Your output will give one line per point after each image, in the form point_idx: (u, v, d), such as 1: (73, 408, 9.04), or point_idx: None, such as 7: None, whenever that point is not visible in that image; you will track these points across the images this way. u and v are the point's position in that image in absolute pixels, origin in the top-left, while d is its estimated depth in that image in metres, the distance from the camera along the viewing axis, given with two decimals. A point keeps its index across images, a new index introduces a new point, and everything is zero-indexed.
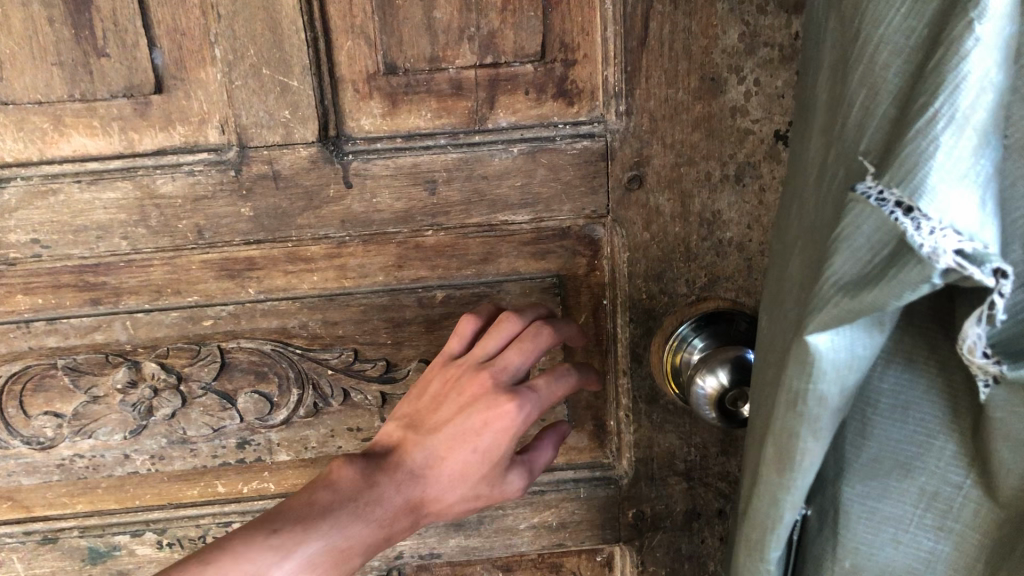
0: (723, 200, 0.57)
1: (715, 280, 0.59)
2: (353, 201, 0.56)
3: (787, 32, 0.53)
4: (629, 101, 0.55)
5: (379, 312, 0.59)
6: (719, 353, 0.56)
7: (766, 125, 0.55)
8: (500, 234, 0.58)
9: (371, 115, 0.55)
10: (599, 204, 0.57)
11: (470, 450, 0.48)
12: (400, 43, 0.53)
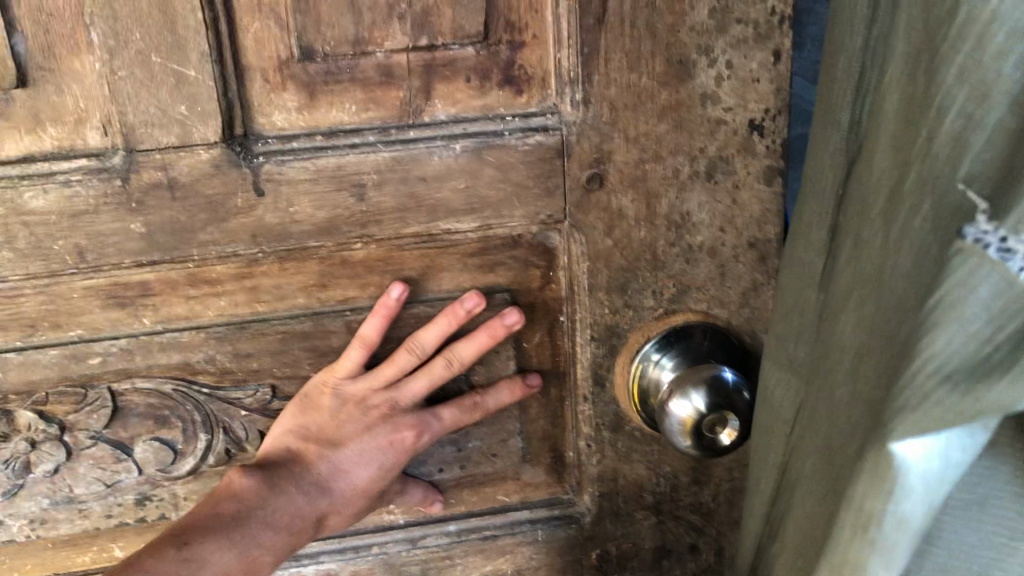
0: (693, 199, 0.50)
1: (685, 291, 0.52)
2: (265, 212, 0.47)
3: (763, 6, 0.46)
4: (586, 88, 0.48)
5: (300, 340, 0.51)
6: (694, 372, 0.50)
7: (740, 114, 0.48)
8: (441, 245, 0.50)
9: (285, 109, 0.46)
10: (555, 207, 0.50)
11: (373, 466, 0.51)
12: (316, 22, 0.45)
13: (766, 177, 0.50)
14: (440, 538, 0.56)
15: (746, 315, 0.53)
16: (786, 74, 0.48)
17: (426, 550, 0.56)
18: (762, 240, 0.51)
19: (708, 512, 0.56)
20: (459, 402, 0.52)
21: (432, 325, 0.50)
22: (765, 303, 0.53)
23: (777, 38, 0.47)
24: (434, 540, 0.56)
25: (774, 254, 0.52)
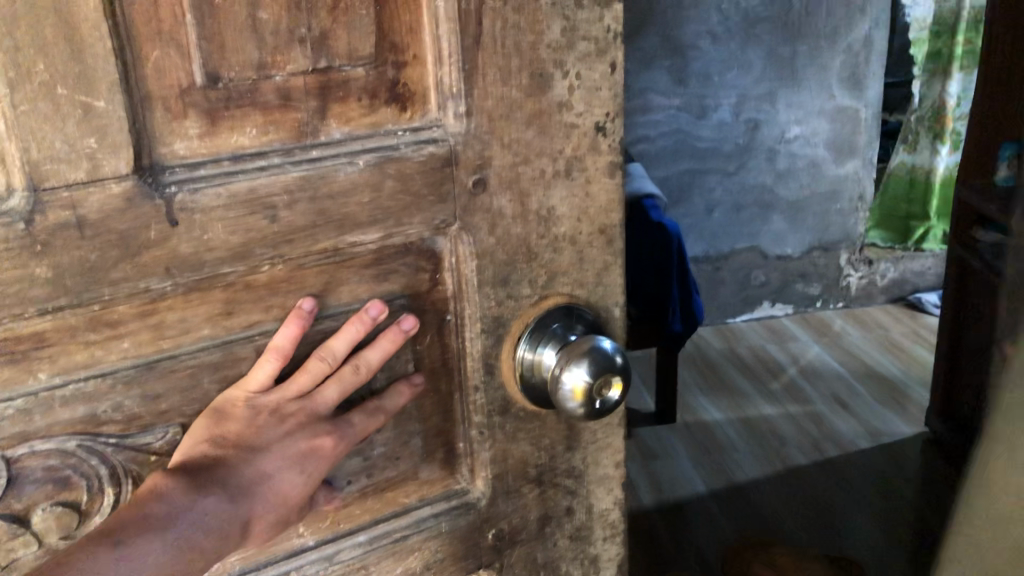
0: (556, 194, 0.55)
1: (553, 276, 0.57)
2: (179, 241, 0.46)
3: (601, 24, 0.52)
4: (468, 101, 0.50)
5: (212, 371, 0.50)
6: (577, 347, 0.53)
7: (588, 118, 0.54)
8: (341, 260, 0.51)
9: (187, 137, 0.45)
10: (447, 212, 0.52)
11: (297, 473, 0.51)
12: (221, 49, 0.44)
13: (610, 171, 0.56)
14: (353, 549, 0.57)
15: (600, 290, 0.59)
16: (621, 81, 0.54)
17: (340, 564, 0.58)
18: (609, 226, 0.58)
19: (579, 475, 0.63)
20: (364, 406, 0.54)
21: (342, 334, 0.51)
22: (613, 280, 0.60)
23: (613, 52, 0.53)
24: (348, 552, 0.57)
25: (618, 237, 0.59)
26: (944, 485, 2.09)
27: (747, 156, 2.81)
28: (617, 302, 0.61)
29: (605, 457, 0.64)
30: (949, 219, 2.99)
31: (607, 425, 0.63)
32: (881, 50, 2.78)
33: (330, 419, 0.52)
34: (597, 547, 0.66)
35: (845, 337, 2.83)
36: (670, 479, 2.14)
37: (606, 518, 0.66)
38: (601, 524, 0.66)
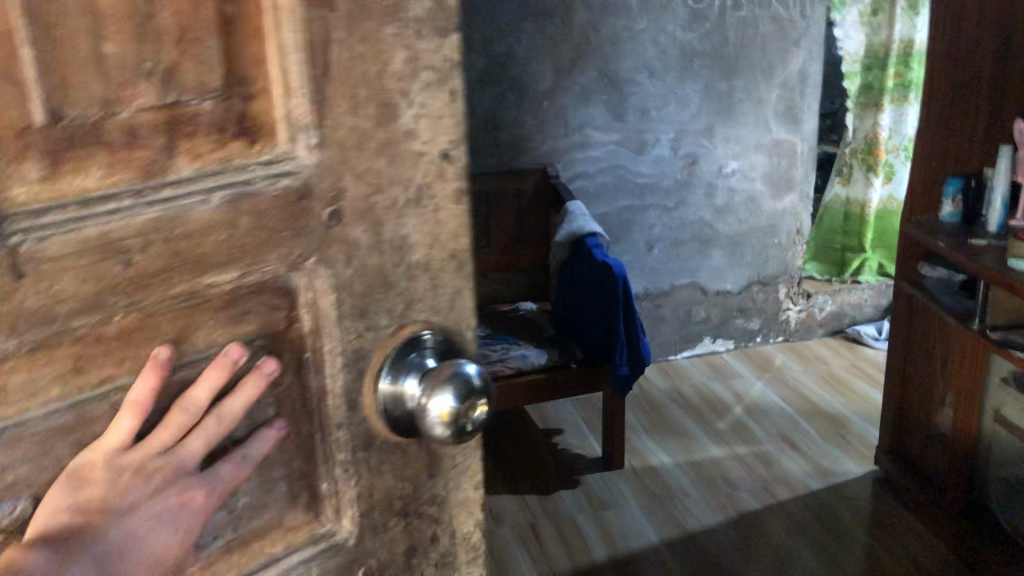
0: (407, 222, 0.54)
1: (409, 304, 0.55)
2: (26, 294, 0.41)
3: (442, 54, 0.52)
4: (319, 133, 0.48)
5: (63, 435, 0.46)
6: (440, 373, 0.51)
7: (434, 145, 0.53)
8: (198, 303, 0.48)
9: (26, 181, 0.41)
10: (304, 247, 0.49)
11: (168, 530, 0.49)
12: (61, 84, 0.41)
13: (456, 198, 0.56)
14: None
15: (453, 315, 0.58)
16: (462, 109, 0.54)
17: None
18: (458, 251, 0.57)
19: (442, 501, 0.62)
20: (230, 457, 0.51)
21: (203, 380, 0.48)
22: (464, 306, 0.59)
23: (454, 80, 0.53)
24: None
25: (468, 262, 0.58)
26: (895, 525, 2.10)
27: (686, 191, 2.87)
28: (469, 326, 0.60)
29: (465, 481, 0.63)
30: (883, 248, 3.21)
31: (465, 449, 0.62)
32: (817, 82, 2.92)
33: (195, 471, 0.50)
34: (463, 573, 0.65)
35: (785, 373, 2.88)
36: (621, 530, 2.10)
37: (469, 541, 0.65)
38: (464, 548, 0.65)
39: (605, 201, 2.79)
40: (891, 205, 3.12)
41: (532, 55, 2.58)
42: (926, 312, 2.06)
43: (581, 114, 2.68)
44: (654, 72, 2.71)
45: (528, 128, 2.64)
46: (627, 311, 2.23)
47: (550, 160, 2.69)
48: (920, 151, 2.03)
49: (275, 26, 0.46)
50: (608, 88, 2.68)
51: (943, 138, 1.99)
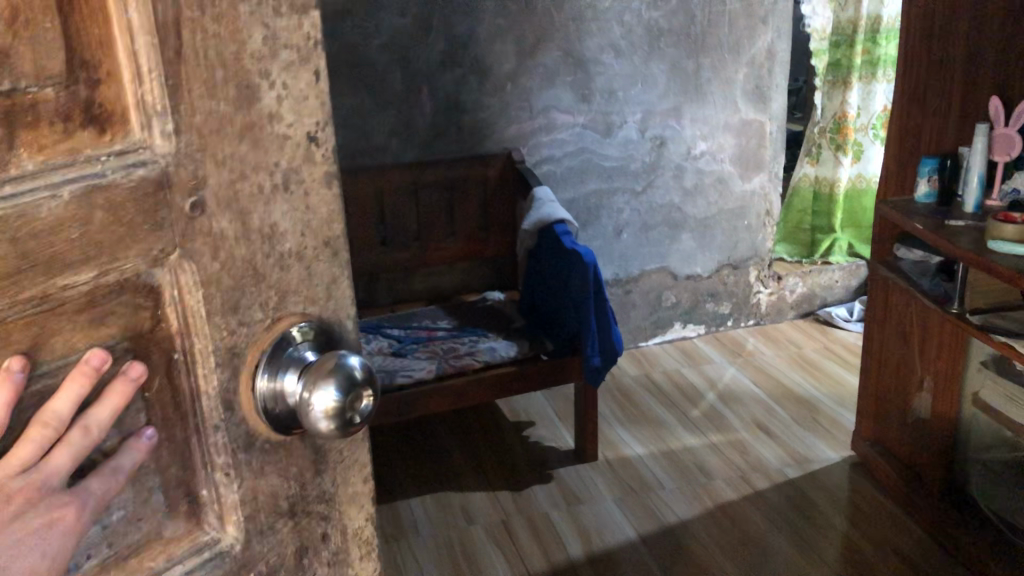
0: (276, 209, 0.52)
1: (283, 296, 0.54)
2: None
3: (302, 33, 0.50)
4: (174, 118, 0.45)
5: None
6: (321, 366, 0.52)
7: (300, 128, 0.52)
8: (50, 307, 0.44)
9: None
10: (166, 241, 0.47)
11: (36, 555, 0.45)
12: None
13: (327, 181, 0.54)
14: None
15: (332, 305, 0.57)
16: (327, 90, 0.52)
17: None
18: (332, 237, 0.56)
19: (330, 498, 0.61)
20: (100, 470, 0.48)
21: (61, 392, 0.46)
22: (342, 293, 0.57)
23: (317, 59, 0.51)
24: None
25: (343, 247, 0.57)
26: (873, 509, 2.08)
27: (654, 174, 2.89)
28: (349, 316, 0.58)
29: (353, 475, 0.63)
30: (851, 228, 3.28)
31: (352, 442, 0.62)
32: (784, 61, 2.96)
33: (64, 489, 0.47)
34: (356, 570, 0.65)
35: (759, 360, 2.93)
36: (596, 525, 2.07)
37: (361, 536, 0.64)
38: (356, 544, 0.64)
39: (573, 184, 2.80)
40: (862, 183, 3.18)
41: (494, 36, 2.58)
42: (902, 296, 2.02)
43: (546, 96, 2.69)
44: (620, 52, 2.73)
45: (492, 111, 2.65)
46: (598, 299, 2.19)
47: (515, 143, 2.70)
48: (896, 127, 2.00)
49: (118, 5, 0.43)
50: (573, 68, 2.69)
51: (916, 115, 1.96)
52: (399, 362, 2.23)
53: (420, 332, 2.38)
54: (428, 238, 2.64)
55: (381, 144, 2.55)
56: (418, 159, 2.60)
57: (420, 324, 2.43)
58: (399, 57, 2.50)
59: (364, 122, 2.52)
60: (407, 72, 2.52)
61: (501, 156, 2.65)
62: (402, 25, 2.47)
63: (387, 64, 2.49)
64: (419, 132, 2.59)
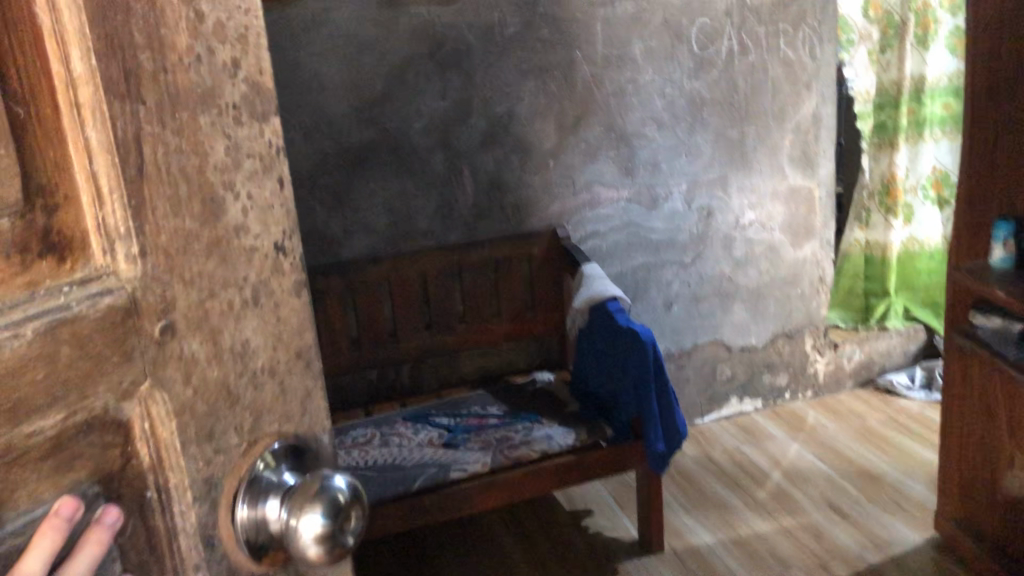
0: (248, 327, 0.54)
1: (257, 418, 0.56)
2: None
3: (263, 141, 0.54)
4: (139, 240, 0.46)
5: None
6: (304, 493, 0.53)
7: (265, 238, 0.55)
8: (12, 458, 0.43)
9: None
10: (136, 372, 0.47)
11: None
12: None
13: (296, 291, 0.58)
14: None
15: (307, 421, 0.61)
16: (291, 196, 0.57)
17: None
18: (304, 347, 0.59)
19: None
20: None
21: (34, 550, 0.44)
22: (315, 407, 0.61)
23: (278, 168, 0.56)
24: None
25: (314, 358, 0.60)
26: None
27: (703, 245, 2.84)
28: (322, 429, 0.63)
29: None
30: (904, 292, 3.17)
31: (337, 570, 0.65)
32: (830, 126, 2.92)
33: None
34: None
35: (822, 433, 2.85)
36: None
37: None
38: None
39: (620, 259, 2.76)
40: (913, 247, 3.10)
41: (535, 114, 2.58)
42: (977, 368, 1.92)
43: (588, 172, 2.67)
44: (662, 124, 2.71)
45: (534, 189, 2.64)
46: (659, 381, 2.14)
47: (559, 220, 2.68)
48: (964, 186, 1.93)
49: (76, 125, 0.45)
50: (615, 142, 2.68)
51: (985, 174, 1.89)
52: (452, 453, 2.19)
53: (471, 420, 2.37)
54: (474, 319, 2.61)
55: (424, 227, 2.56)
56: (462, 241, 2.59)
57: (469, 410, 2.43)
58: (440, 140, 2.51)
59: (407, 206, 2.52)
60: (449, 154, 2.53)
61: (545, 235, 2.64)
62: (443, 108, 2.49)
63: (429, 147, 2.50)
64: (462, 213, 2.58)
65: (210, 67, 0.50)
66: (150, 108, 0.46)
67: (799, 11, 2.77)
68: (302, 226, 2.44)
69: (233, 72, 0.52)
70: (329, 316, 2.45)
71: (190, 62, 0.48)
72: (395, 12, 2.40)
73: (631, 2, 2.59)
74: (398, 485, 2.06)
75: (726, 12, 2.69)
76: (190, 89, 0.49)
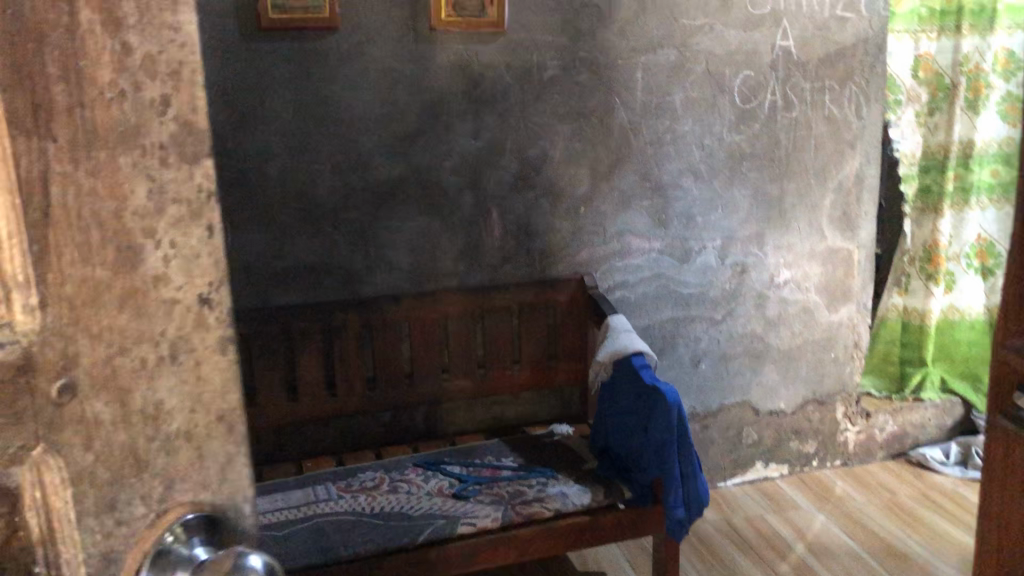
0: (162, 386, 0.62)
1: (169, 486, 0.64)
2: None
3: (191, 185, 0.60)
4: (41, 290, 0.56)
5: None
6: (219, 568, 0.61)
7: (189, 291, 0.62)
8: None
9: None
10: (26, 431, 0.58)
11: None
12: None
13: (222, 348, 0.64)
14: None
15: (225, 490, 0.66)
16: (221, 244, 0.63)
17: None
18: (226, 411, 0.65)
19: None
20: None
21: None
22: (237, 474, 0.67)
23: (208, 215, 0.61)
24: None
25: (238, 422, 0.66)
26: None
27: (735, 303, 2.75)
28: (245, 497, 0.68)
29: None
30: (941, 363, 3.05)
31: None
32: (873, 188, 2.83)
33: None
34: None
35: (848, 506, 2.72)
36: None
37: None
38: None
39: (649, 312, 2.67)
40: (953, 316, 2.99)
41: (568, 158, 2.52)
42: None
43: (620, 221, 2.60)
44: (699, 175, 2.64)
45: (563, 235, 2.57)
46: (681, 442, 2.06)
47: (587, 267, 2.60)
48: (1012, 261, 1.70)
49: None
50: (650, 192, 2.60)
51: None
52: (461, 505, 2.10)
53: (484, 471, 2.28)
54: (494, 364, 2.53)
55: (448, 268, 2.49)
56: (485, 283, 2.52)
57: (483, 460, 2.35)
58: (470, 180, 2.45)
59: (432, 246, 2.46)
60: (478, 195, 2.46)
61: (572, 281, 2.56)
62: (474, 148, 2.43)
63: (458, 187, 2.45)
64: (488, 256, 2.52)
65: (136, 103, 0.57)
66: (61, 146, 0.55)
67: (846, 68, 2.70)
68: (324, 260, 2.39)
69: (163, 111, 0.58)
70: (345, 354, 2.40)
71: (113, 96, 0.57)
72: (431, 48, 2.35)
73: (675, 50, 2.53)
74: (402, 535, 1.98)
75: (771, 65, 2.62)
76: (109, 127, 0.57)
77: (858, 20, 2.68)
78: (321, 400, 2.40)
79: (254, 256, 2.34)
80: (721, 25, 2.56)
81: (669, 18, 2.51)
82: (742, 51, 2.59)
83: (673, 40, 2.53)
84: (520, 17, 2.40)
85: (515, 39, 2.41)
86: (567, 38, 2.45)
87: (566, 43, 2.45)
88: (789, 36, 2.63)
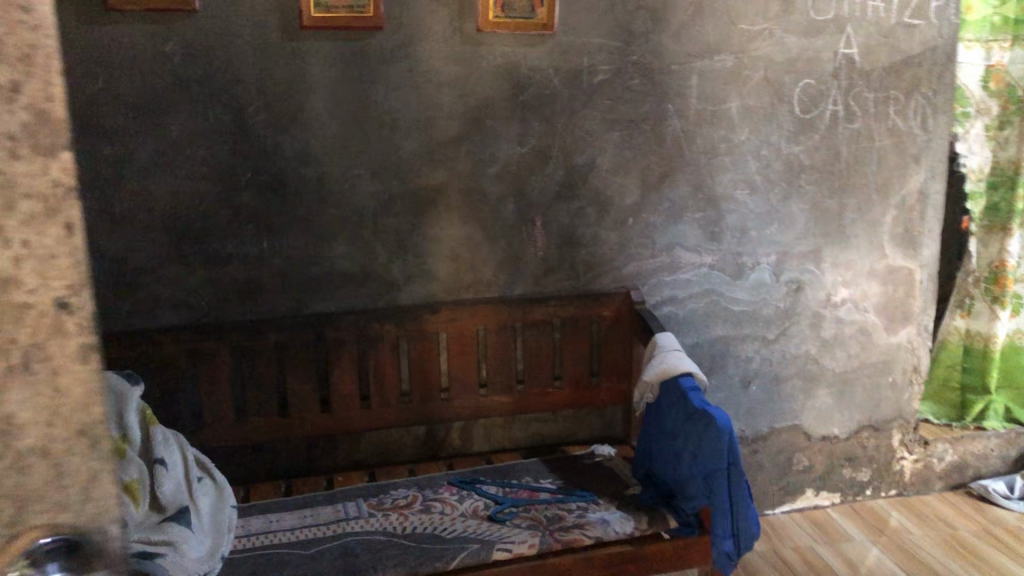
0: (10, 399, 0.49)
1: (17, 510, 0.50)
2: None
3: (48, 178, 0.48)
4: None
5: None
6: None
7: (43, 293, 0.48)
8: None
9: None
10: None
11: None
12: None
13: (85, 356, 0.51)
14: None
15: (90, 509, 0.53)
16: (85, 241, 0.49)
17: None
18: (94, 427, 0.52)
19: None
20: None
21: None
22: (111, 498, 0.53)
23: (69, 210, 0.49)
24: None
25: (107, 437, 0.53)
26: None
27: (789, 322, 2.64)
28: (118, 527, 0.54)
29: None
30: (1006, 389, 2.89)
31: None
32: (938, 203, 2.68)
33: None
34: None
35: (903, 539, 2.58)
36: None
37: None
38: None
39: (697, 330, 2.56)
40: (1019, 340, 2.83)
41: (617, 168, 2.41)
42: None
43: (670, 233, 2.49)
44: (754, 188, 2.52)
45: (610, 247, 2.46)
46: (733, 471, 1.94)
47: (634, 281, 2.49)
48: None
49: None
50: (702, 204, 2.49)
51: None
52: (496, 529, 1.99)
53: (521, 493, 2.17)
54: (533, 381, 2.43)
55: (488, 278, 2.40)
56: (527, 295, 2.42)
57: (520, 482, 2.24)
58: (514, 188, 2.35)
59: (472, 255, 2.37)
60: (521, 204, 2.37)
61: (617, 296, 2.44)
62: (519, 155, 2.34)
63: (501, 195, 2.35)
64: (530, 268, 2.42)
65: None
66: None
67: (914, 77, 2.57)
68: (361, 268, 2.31)
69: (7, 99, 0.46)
70: (379, 366, 2.31)
71: None
72: (478, 50, 2.26)
73: (732, 56, 2.42)
74: (434, 559, 1.88)
75: (834, 73, 2.50)
76: None
77: (928, 27, 2.55)
78: (354, 412, 2.31)
79: (289, 261, 2.26)
80: (781, 31, 2.44)
81: (727, 22, 2.40)
82: (803, 58, 2.47)
83: (730, 46, 2.42)
84: (571, 19, 2.30)
85: (566, 41, 2.31)
86: (619, 41, 2.34)
87: (618, 46, 2.35)
88: (853, 44, 2.50)
